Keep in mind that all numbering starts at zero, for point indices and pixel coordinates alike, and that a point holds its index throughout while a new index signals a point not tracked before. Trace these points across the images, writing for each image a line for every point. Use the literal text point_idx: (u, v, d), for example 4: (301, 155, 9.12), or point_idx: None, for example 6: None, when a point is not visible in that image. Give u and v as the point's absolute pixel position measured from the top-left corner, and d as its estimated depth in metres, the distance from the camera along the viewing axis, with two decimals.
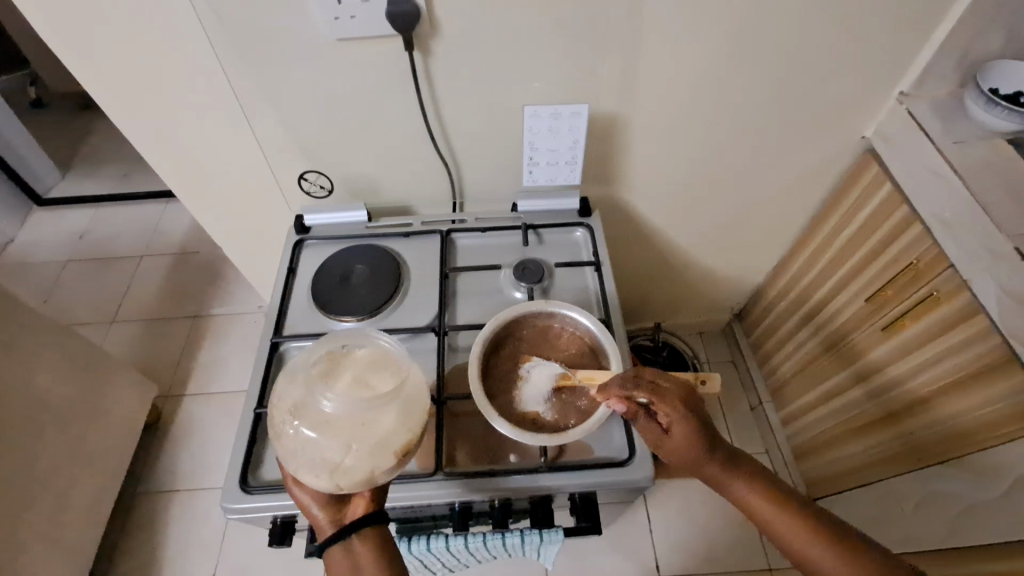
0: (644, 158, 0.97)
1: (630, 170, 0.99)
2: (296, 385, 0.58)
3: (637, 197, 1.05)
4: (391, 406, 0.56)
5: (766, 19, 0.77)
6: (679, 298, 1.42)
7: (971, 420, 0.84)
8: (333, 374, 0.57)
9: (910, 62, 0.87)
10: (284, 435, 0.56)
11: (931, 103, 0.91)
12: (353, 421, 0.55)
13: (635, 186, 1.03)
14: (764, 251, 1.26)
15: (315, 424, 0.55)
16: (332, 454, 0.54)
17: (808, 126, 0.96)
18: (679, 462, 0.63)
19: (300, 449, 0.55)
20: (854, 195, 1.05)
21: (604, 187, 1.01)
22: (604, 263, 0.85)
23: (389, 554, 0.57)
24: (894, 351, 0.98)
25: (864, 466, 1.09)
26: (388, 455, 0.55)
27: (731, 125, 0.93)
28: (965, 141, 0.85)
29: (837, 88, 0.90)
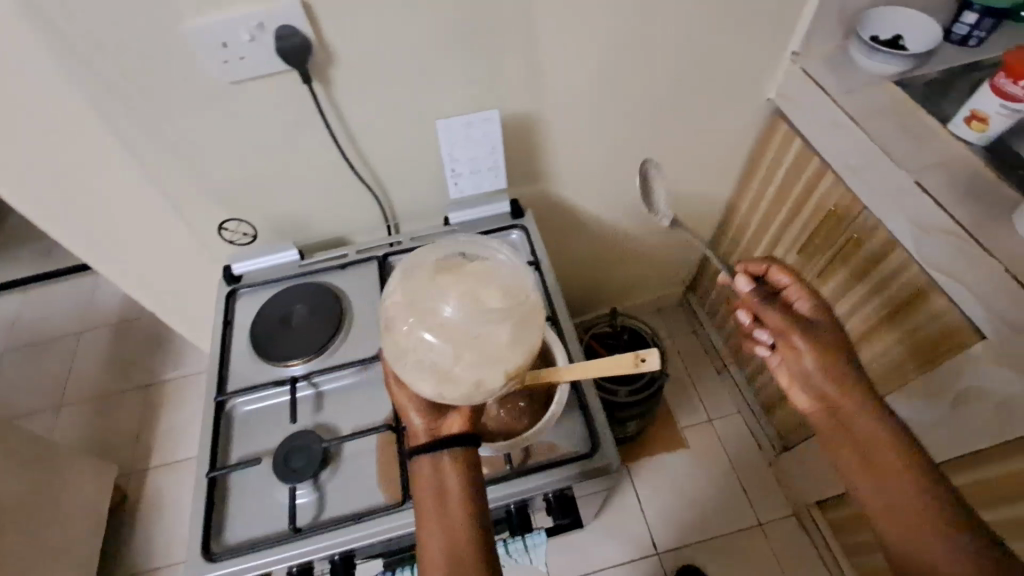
0: (568, 150, 0.98)
1: (555, 165, 1.00)
2: (411, 287, 0.58)
3: (569, 190, 1.07)
4: (505, 323, 0.55)
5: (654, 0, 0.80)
6: (631, 280, 1.45)
7: (907, 346, 0.88)
8: (456, 279, 0.57)
9: (795, 22, 0.92)
10: (396, 335, 0.57)
11: (822, 58, 0.95)
12: (467, 331, 0.54)
13: (564, 180, 1.04)
14: (701, 221, 1.30)
15: (435, 328, 0.55)
16: (443, 362, 0.54)
17: (715, 96, 0.99)
18: (794, 369, 0.64)
19: (413, 349, 0.55)
20: (770, 155, 1.10)
21: (534, 185, 1.02)
22: (543, 261, 0.85)
23: (474, 485, 0.55)
24: (830, 296, 1.02)
25: None
26: (499, 373, 0.54)
27: (643, 106, 0.96)
28: (856, 89, 0.90)
29: (735, 56, 0.94)
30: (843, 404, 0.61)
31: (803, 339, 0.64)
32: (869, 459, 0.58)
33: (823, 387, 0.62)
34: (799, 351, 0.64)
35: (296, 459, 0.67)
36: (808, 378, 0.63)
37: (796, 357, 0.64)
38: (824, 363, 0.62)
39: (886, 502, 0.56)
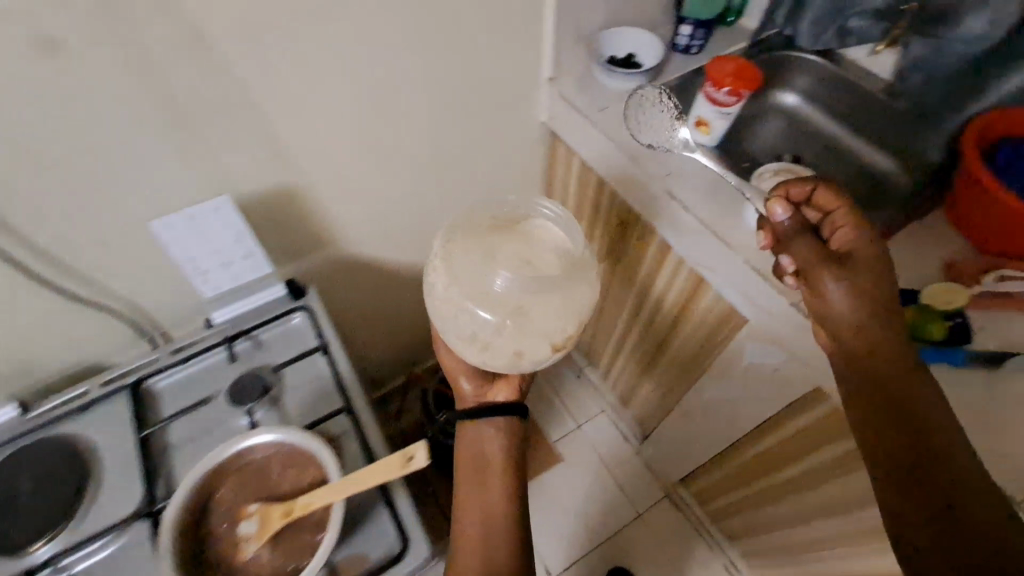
0: (348, 213, 0.93)
1: (340, 228, 0.94)
2: (462, 248, 0.62)
3: (365, 247, 1.01)
4: (552, 293, 0.59)
5: (384, 60, 0.76)
6: None
7: (700, 332, 0.97)
8: (522, 235, 0.64)
9: (541, 49, 0.93)
10: (456, 308, 0.62)
11: (577, 79, 0.98)
12: (513, 305, 0.59)
13: (356, 240, 0.98)
14: None
15: (484, 307, 0.59)
16: (483, 334, 0.60)
17: (486, 129, 0.99)
18: (839, 315, 0.60)
19: (457, 317, 0.61)
20: (560, 172, 1.14)
21: (324, 252, 0.95)
22: (331, 342, 0.79)
23: (514, 451, 0.70)
24: (638, 297, 1.11)
25: (667, 393, 1.22)
26: (544, 346, 0.61)
27: (415, 158, 0.93)
28: (607, 107, 0.95)
29: (492, 90, 0.93)
30: (862, 360, 0.58)
31: (832, 280, 0.60)
32: (908, 425, 0.52)
33: (853, 330, 0.59)
34: (835, 294, 0.60)
35: None
36: (856, 322, 0.59)
37: (835, 302, 0.60)
38: (860, 303, 0.59)
39: (942, 468, 0.49)
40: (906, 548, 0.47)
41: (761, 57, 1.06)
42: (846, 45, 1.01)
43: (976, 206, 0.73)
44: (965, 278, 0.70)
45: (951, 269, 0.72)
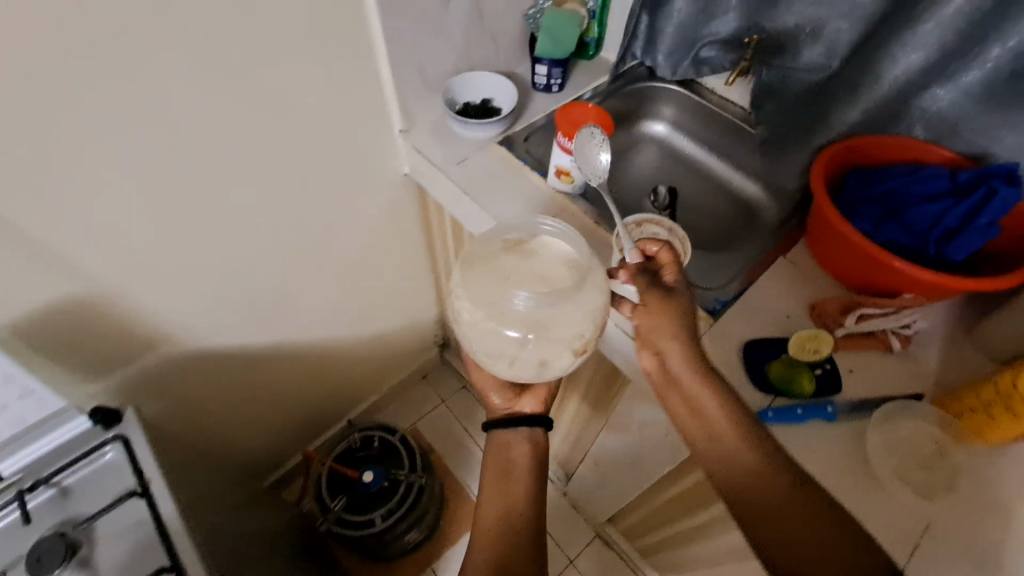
0: (180, 303, 0.82)
1: (174, 321, 0.83)
2: (482, 263, 0.57)
3: (214, 335, 0.90)
4: (568, 304, 0.55)
5: (172, 135, 0.66)
6: (370, 368, 1.35)
7: (595, 380, 0.96)
8: (525, 253, 0.58)
9: (383, 102, 0.86)
10: (479, 326, 0.57)
11: (432, 130, 0.91)
12: (532, 320, 0.55)
13: (199, 330, 0.87)
14: (407, 289, 1.26)
15: (508, 325, 0.55)
16: (511, 349, 0.57)
17: (335, 189, 0.91)
18: (649, 353, 0.63)
19: (484, 335, 0.57)
20: (436, 221, 1.08)
21: (158, 350, 0.83)
22: (153, 479, 0.69)
23: (539, 460, 0.68)
24: None
25: (579, 438, 1.18)
26: (568, 353, 0.58)
27: (247, 231, 0.83)
28: (466, 158, 0.88)
29: (331, 149, 0.85)
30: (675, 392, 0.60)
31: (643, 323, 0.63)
32: (719, 454, 0.55)
33: (667, 368, 0.61)
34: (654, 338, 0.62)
35: None
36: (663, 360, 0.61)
37: (648, 342, 0.62)
38: (671, 344, 0.60)
39: (750, 494, 0.53)
40: (766, 555, 0.51)
41: (623, 90, 1.04)
42: (702, 74, 1.00)
43: (831, 239, 0.72)
44: (829, 319, 0.69)
45: (815, 310, 0.71)
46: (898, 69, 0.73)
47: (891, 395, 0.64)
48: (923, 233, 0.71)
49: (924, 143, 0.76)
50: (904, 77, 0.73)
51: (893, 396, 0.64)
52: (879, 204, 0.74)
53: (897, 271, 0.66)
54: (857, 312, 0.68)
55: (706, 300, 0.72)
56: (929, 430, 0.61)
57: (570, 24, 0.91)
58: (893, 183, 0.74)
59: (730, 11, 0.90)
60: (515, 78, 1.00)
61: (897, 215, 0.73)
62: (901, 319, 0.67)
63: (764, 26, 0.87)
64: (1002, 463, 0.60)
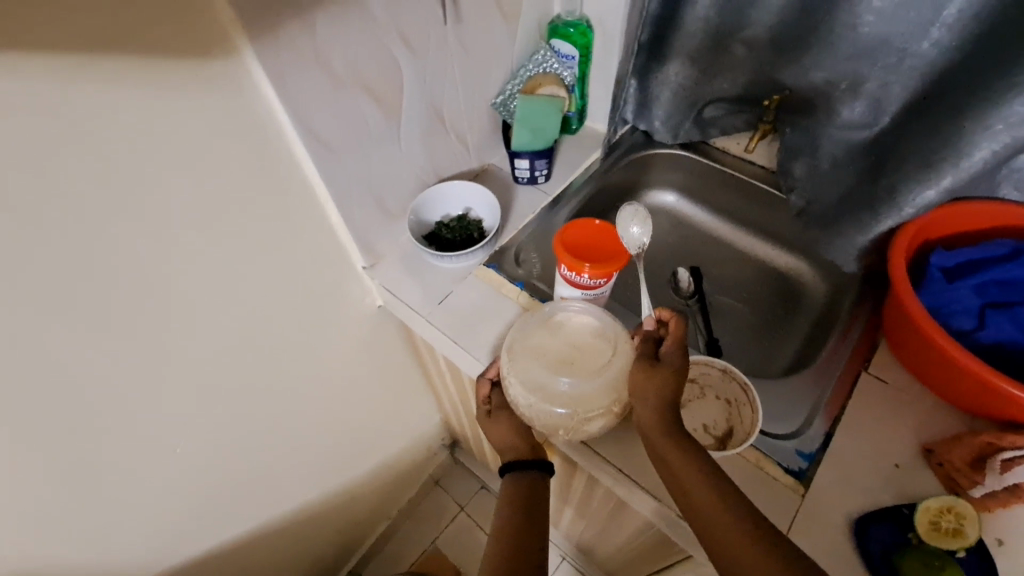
0: (120, 539, 0.65)
1: (112, 558, 0.66)
2: (523, 350, 0.56)
3: (170, 551, 0.73)
4: (616, 377, 0.53)
5: (61, 386, 0.50)
6: (373, 499, 1.18)
7: (643, 536, 0.78)
8: (558, 341, 0.56)
9: (336, 242, 0.70)
10: (527, 409, 0.54)
11: (400, 258, 0.76)
12: (588, 398, 0.52)
13: (149, 553, 0.70)
14: (402, 411, 1.10)
15: (556, 403, 0.52)
16: (562, 423, 0.53)
17: (298, 348, 0.75)
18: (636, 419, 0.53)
19: (538, 414, 0.54)
20: (423, 346, 0.92)
21: None
22: None
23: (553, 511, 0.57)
24: (559, 485, 0.90)
25: (626, 566, 1.00)
26: (613, 417, 0.54)
27: (194, 437, 0.67)
28: (448, 294, 0.73)
29: (284, 313, 0.69)
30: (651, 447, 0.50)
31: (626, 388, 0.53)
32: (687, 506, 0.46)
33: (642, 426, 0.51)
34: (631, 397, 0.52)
35: None
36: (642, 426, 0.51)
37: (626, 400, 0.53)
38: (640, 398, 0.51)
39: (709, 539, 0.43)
40: None
41: (620, 165, 0.88)
42: (710, 137, 0.85)
43: (922, 355, 0.57)
44: (960, 476, 0.52)
45: (934, 459, 0.54)
46: (1000, 135, 0.55)
47: None
48: None
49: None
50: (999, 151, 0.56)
51: None
52: (977, 295, 0.59)
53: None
54: (998, 459, 0.50)
55: (788, 456, 0.55)
56: None
57: (548, 110, 0.76)
58: (989, 267, 0.60)
59: (738, 69, 0.76)
60: (492, 173, 0.84)
61: (1004, 308, 0.58)
62: None
63: (786, 83, 0.73)
64: None
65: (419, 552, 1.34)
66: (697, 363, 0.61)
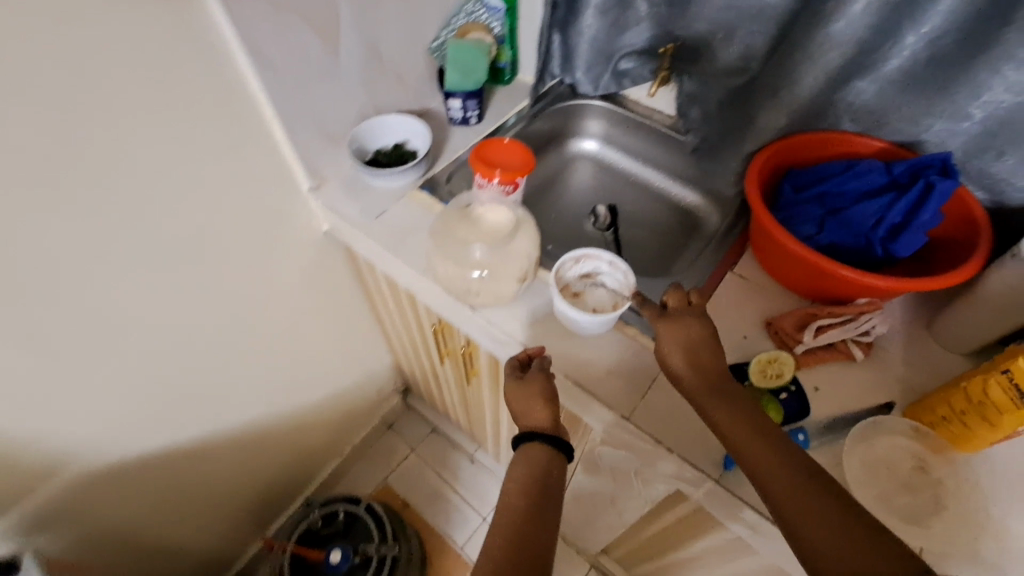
0: (77, 423, 0.71)
1: (75, 440, 0.73)
2: (446, 233, 0.70)
3: (129, 442, 0.80)
4: (514, 247, 0.67)
5: (28, 258, 0.57)
6: (327, 431, 1.26)
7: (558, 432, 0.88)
8: (470, 222, 0.68)
9: (283, 163, 0.79)
10: (451, 278, 0.69)
11: (343, 184, 0.85)
12: (495, 263, 0.66)
13: (108, 441, 0.77)
14: (353, 346, 1.19)
15: (472, 269, 0.67)
16: (474, 285, 0.68)
17: (248, 262, 0.83)
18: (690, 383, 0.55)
19: (457, 281, 0.68)
20: (368, 275, 1.01)
21: (60, 477, 0.74)
22: None
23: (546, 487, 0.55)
24: (489, 398, 0.99)
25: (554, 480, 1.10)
26: (516, 281, 0.68)
27: (150, 332, 0.74)
28: (384, 211, 0.82)
29: (233, 224, 0.77)
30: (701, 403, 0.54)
31: (674, 353, 0.56)
32: (752, 460, 0.48)
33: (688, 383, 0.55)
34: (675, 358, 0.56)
35: None
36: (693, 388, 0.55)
37: (675, 362, 0.56)
38: (695, 363, 0.55)
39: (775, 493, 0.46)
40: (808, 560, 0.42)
41: (547, 112, 0.99)
42: (624, 87, 0.96)
43: (772, 251, 0.69)
44: (787, 338, 0.65)
45: (772, 328, 0.67)
46: (817, 64, 0.70)
47: (866, 409, 0.61)
48: (866, 232, 0.68)
49: (853, 137, 0.72)
50: (821, 77, 0.71)
51: (869, 411, 0.61)
52: (817, 205, 0.70)
53: (850, 279, 0.62)
54: (815, 324, 0.65)
55: None
56: (906, 447, 0.58)
57: (475, 54, 0.86)
58: (828, 181, 0.71)
59: (641, 22, 0.87)
60: (430, 116, 0.94)
61: (837, 214, 0.70)
62: (861, 326, 0.64)
63: (677, 34, 0.85)
64: (988, 476, 0.56)
65: (371, 489, 1.43)
66: (576, 257, 0.70)
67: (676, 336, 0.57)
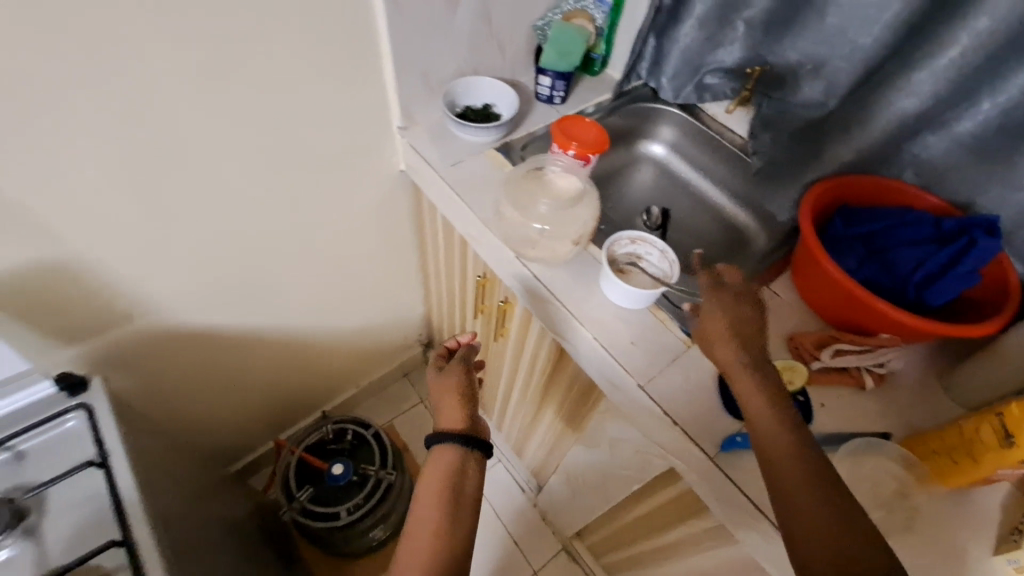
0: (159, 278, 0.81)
1: (151, 294, 0.82)
2: (517, 186, 0.78)
3: (192, 311, 0.89)
4: (575, 212, 0.75)
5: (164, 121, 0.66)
6: (352, 360, 1.35)
7: (567, 401, 0.93)
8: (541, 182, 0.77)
9: (383, 97, 0.87)
10: (513, 227, 0.77)
11: (429, 130, 0.93)
12: (556, 221, 0.75)
13: (174, 305, 0.86)
14: (395, 287, 1.26)
15: (534, 221, 0.75)
16: (533, 237, 0.76)
17: (330, 179, 0.91)
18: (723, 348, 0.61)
19: (518, 230, 0.77)
20: (428, 222, 1.08)
21: (131, 326, 0.83)
22: (115, 451, 0.66)
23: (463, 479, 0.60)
24: (511, 357, 1.05)
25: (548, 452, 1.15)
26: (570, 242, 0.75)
27: (235, 217, 0.83)
28: (461, 161, 0.89)
29: (328, 141, 0.85)
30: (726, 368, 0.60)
31: (716, 320, 0.62)
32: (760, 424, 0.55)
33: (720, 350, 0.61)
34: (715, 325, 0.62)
35: None
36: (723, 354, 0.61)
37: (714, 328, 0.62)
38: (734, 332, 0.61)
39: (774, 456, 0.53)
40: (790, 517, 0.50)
41: (625, 108, 1.04)
42: (703, 101, 1.00)
43: (810, 274, 0.73)
44: (805, 353, 0.70)
45: (792, 342, 0.72)
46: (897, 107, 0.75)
47: (864, 431, 0.65)
48: (904, 275, 0.72)
49: (912, 188, 0.76)
50: (896, 121, 0.76)
51: (866, 433, 0.65)
52: (862, 244, 0.75)
53: (883, 312, 0.66)
54: (834, 346, 0.69)
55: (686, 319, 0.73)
56: (893, 470, 0.62)
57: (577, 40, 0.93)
58: (879, 223, 0.75)
59: (736, 42, 0.92)
60: (519, 88, 1.01)
61: (879, 254, 0.74)
62: (878, 357, 0.68)
63: (768, 59, 0.90)
64: (961, 511, 0.60)
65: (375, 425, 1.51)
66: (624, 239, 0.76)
67: (721, 308, 0.63)
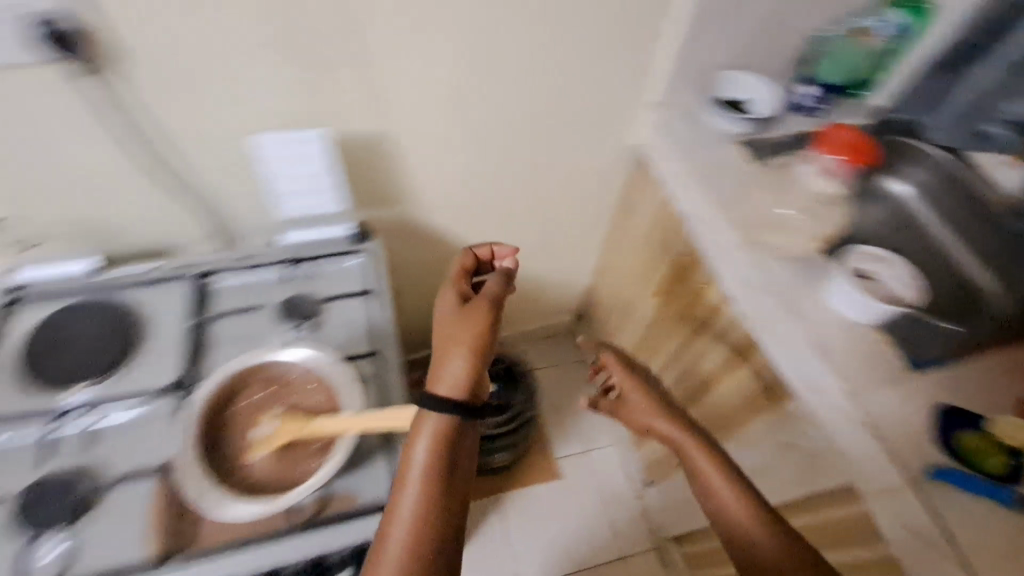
0: (423, 173, 0.96)
1: (414, 185, 0.97)
2: (769, 177, 0.88)
3: (432, 210, 1.04)
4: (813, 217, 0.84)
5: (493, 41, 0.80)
6: (515, 305, 1.46)
7: (731, 404, 0.89)
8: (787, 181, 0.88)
9: (654, 68, 0.95)
10: (754, 212, 0.83)
11: (680, 111, 0.99)
12: (796, 215, 0.84)
13: (424, 200, 1.01)
14: (576, 251, 1.34)
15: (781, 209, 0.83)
16: (778, 220, 0.83)
17: (578, 131, 1.01)
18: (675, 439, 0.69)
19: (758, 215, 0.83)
20: (637, 195, 1.13)
21: (390, 208, 1.00)
22: (380, 291, 0.82)
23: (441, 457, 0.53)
24: (678, 343, 1.03)
25: None
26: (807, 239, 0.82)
27: (500, 140, 0.96)
28: (706, 144, 0.93)
29: (594, 94, 0.95)
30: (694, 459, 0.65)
31: (667, 414, 0.70)
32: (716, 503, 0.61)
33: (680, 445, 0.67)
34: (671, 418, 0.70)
35: (41, 508, 0.61)
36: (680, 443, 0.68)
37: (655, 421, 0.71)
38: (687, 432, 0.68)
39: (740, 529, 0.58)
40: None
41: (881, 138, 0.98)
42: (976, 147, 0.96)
43: None
44: None
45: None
46: None
47: None
48: None
49: None
50: None
51: None
52: None
53: None
54: None
55: (911, 350, 0.72)
56: None
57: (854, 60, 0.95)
58: None
59: None
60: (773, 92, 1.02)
61: None
62: None
63: None
64: None
65: None
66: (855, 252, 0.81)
67: (657, 409, 0.72)
